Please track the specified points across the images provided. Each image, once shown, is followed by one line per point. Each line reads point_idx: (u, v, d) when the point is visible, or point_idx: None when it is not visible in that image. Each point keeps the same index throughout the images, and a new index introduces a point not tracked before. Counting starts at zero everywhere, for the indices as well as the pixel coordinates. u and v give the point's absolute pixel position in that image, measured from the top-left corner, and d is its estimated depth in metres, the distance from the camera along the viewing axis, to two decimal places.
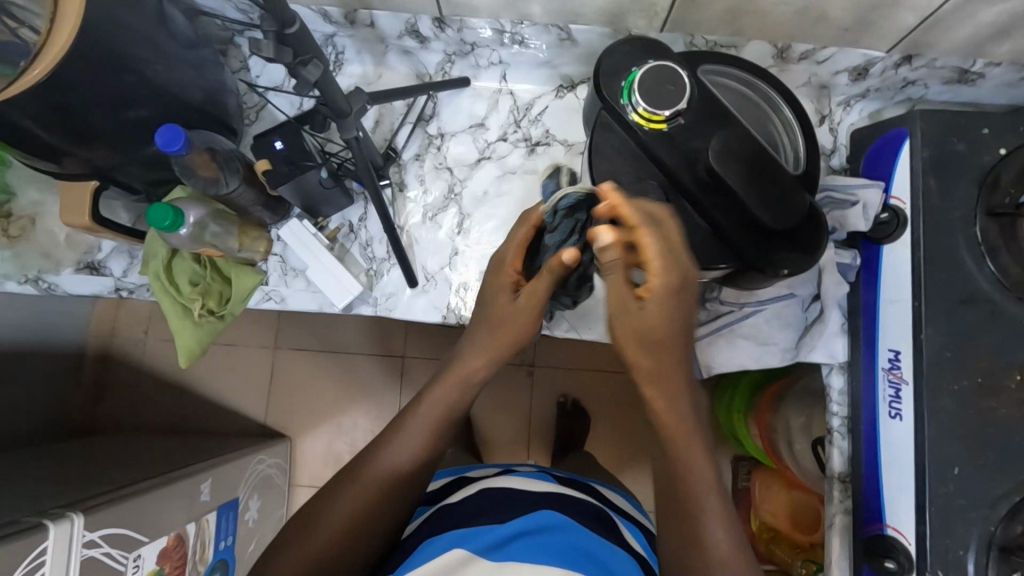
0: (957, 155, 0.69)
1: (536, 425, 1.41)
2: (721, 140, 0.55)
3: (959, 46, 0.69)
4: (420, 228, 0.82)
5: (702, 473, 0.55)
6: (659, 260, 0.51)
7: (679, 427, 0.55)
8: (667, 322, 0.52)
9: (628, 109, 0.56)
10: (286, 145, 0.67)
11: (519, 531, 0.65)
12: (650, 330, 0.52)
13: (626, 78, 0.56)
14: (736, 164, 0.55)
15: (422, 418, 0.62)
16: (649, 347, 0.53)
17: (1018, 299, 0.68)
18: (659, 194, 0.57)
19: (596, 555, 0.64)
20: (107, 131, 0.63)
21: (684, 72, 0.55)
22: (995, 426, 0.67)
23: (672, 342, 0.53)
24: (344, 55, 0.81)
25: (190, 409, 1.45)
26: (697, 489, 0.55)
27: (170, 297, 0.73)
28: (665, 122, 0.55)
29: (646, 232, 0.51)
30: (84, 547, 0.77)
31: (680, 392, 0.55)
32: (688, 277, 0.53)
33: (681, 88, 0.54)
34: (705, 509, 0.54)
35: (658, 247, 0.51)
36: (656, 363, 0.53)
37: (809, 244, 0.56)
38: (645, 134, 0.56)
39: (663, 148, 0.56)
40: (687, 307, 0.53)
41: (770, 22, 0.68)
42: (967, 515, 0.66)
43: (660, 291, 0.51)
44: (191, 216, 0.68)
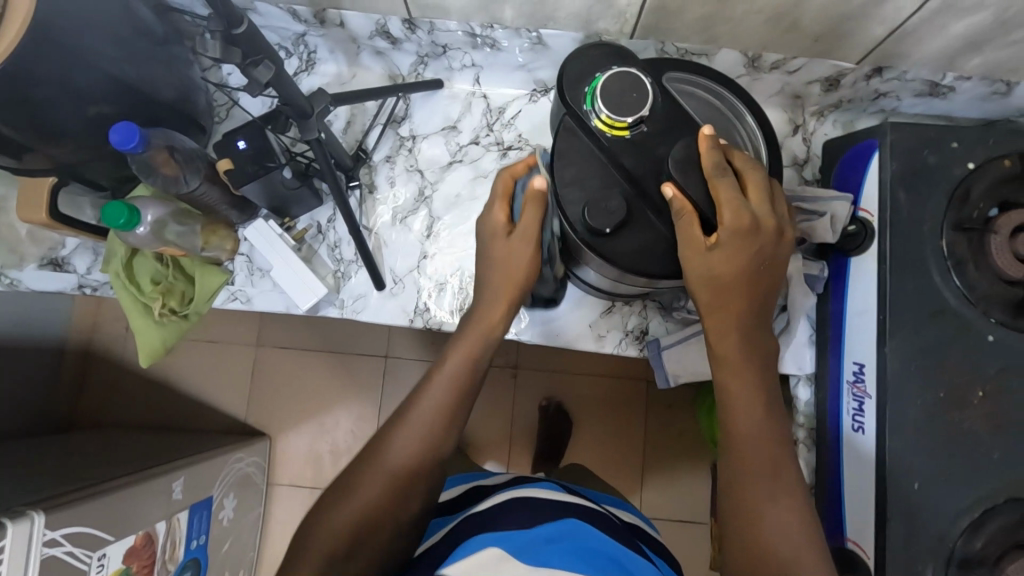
0: (926, 168, 0.69)
1: (517, 431, 1.40)
2: (683, 148, 0.54)
3: (930, 59, 0.68)
4: (389, 230, 0.81)
5: (749, 424, 0.57)
6: (731, 208, 0.53)
7: (740, 377, 0.57)
8: (737, 266, 0.54)
9: (591, 115, 0.54)
10: (249, 145, 0.66)
11: (543, 537, 0.61)
12: (720, 274, 0.54)
13: (589, 84, 0.55)
14: (696, 175, 0.54)
15: (388, 462, 0.60)
16: (716, 288, 0.55)
17: (983, 313, 0.68)
18: (624, 203, 0.53)
19: (623, 563, 0.61)
20: (66, 127, 0.62)
21: (646, 78, 0.53)
22: (958, 441, 0.66)
23: (740, 282, 0.55)
24: (316, 54, 0.80)
25: (169, 406, 1.44)
26: (754, 456, 0.56)
27: (131, 296, 0.72)
28: (627, 130, 0.54)
29: (721, 179, 0.53)
30: (45, 547, 0.76)
31: (739, 335, 0.57)
32: (763, 225, 0.54)
33: (643, 97, 0.53)
34: (751, 460, 0.56)
35: (733, 194, 0.53)
36: (718, 302, 0.55)
37: (769, 258, 0.55)
38: (607, 141, 0.55)
39: (626, 155, 0.54)
40: (765, 249, 0.55)
41: (740, 31, 0.67)
42: (930, 530, 0.65)
43: (730, 235, 0.53)
44: (150, 214, 0.67)
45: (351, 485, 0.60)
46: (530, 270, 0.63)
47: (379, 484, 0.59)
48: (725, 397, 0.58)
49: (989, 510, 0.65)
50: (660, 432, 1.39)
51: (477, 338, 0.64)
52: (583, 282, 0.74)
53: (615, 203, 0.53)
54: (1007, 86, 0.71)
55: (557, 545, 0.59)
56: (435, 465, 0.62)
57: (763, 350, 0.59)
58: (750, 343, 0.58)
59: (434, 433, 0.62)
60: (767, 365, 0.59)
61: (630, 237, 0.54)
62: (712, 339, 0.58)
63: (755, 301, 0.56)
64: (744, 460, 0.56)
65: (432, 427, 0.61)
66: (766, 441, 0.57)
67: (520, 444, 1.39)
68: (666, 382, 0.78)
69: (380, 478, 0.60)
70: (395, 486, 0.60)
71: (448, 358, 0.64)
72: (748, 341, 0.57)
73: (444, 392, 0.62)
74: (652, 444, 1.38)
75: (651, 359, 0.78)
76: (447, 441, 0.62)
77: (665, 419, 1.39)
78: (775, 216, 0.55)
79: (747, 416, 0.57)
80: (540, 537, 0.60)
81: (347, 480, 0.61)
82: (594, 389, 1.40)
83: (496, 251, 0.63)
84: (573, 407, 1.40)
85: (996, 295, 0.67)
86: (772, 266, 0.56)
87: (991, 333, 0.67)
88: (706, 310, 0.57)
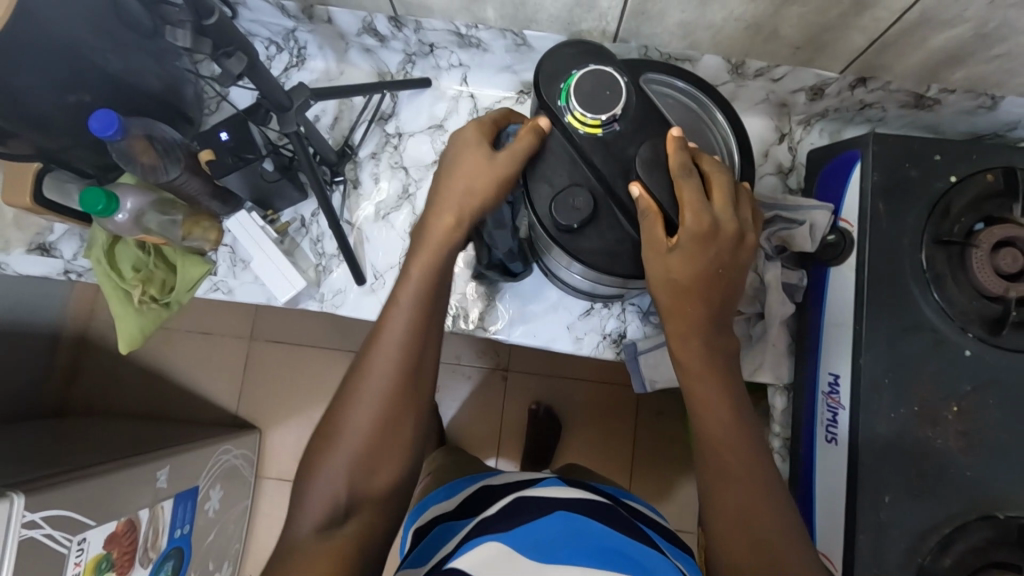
0: (908, 180, 0.69)
1: (506, 432, 1.39)
2: (650, 149, 0.54)
3: (914, 72, 0.68)
4: (372, 226, 0.82)
5: (716, 426, 0.56)
6: (692, 210, 0.53)
7: (706, 379, 0.57)
8: (696, 270, 0.54)
9: (566, 112, 0.54)
10: (231, 136, 0.68)
11: (544, 535, 0.60)
12: (679, 276, 0.54)
13: (565, 80, 0.54)
14: (662, 176, 0.54)
15: (366, 407, 0.58)
16: (675, 290, 0.55)
17: (961, 328, 0.67)
18: (590, 199, 0.54)
19: (623, 552, 0.59)
20: (47, 112, 0.62)
21: (621, 78, 0.53)
22: (930, 456, 0.66)
23: (699, 285, 0.55)
24: (306, 50, 0.81)
25: (160, 396, 1.44)
26: (728, 461, 0.55)
27: (112, 284, 0.74)
28: (600, 127, 0.54)
29: (684, 181, 0.53)
30: (24, 527, 0.76)
31: (701, 336, 0.57)
32: (723, 229, 0.54)
33: (617, 95, 0.53)
34: (724, 464, 0.55)
35: (696, 197, 0.53)
36: (676, 304, 0.55)
37: (729, 261, 0.55)
38: (580, 138, 0.54)
39: (597, 155, 0.54)
40: (722, 253, 0.55)
41: (722, 37, 0.67)
42: (899, 545, 0.65)
43: (690, 238, 0.53)
44: (128, 202, 0.69)
45: (332, 439, 0.58)
46: (489, 198, 0.57)
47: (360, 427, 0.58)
48: (696, 402, 0.57)
49: (959, 527, 0.65)
50: (648, 437, 1.38)
51: (433, 249, 0.59)
52: (564, 283, 0.73)
53: (581, 200, 0.53)
54: (992, 100, 0.71)
55: (566, 544, 0.59)
56: (414, 409, 0.60)
57: (727, 352, 0.58)
58: (713, 347, 0.57)
59: (406, 372, 0.59)
60: (731, 366, 0.59)
61: (596, 234, 0.55)
62: (675, 344, 0.58)
63: (715, 303, 0.56)
64: (717, 466, 0.55)
65: (401, 360, 0.59)
66: (738, 441, 0.56)
67: (510, 445, 1.39)
68: (643, 387, 0.78)
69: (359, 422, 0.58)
70: (380, 432, 0.58)
71: (409, 277, 0.59)
72: (710, 341, 0.57)
73: (406, 322, 0.59)
74: (641, 451, 1.38)
75: (628, 362, 0.78)
76: (423, 369, 0.60)
77: (655, 426, 1.38)
78: (737, 221, 0.54)
79: (715, 418, 0.56)
80: (542, 536, 0.60)
81: (327, 433, 0.59)
82: (584, 393, 1.40)
83: (466, 159, 0.58)
84: (562, 412, 1.39)
85: (975, 311, 0.67)
86: (730, 270, 0.56)
87: (968, 348, 0.67)
88: (666, 313, 0.57)
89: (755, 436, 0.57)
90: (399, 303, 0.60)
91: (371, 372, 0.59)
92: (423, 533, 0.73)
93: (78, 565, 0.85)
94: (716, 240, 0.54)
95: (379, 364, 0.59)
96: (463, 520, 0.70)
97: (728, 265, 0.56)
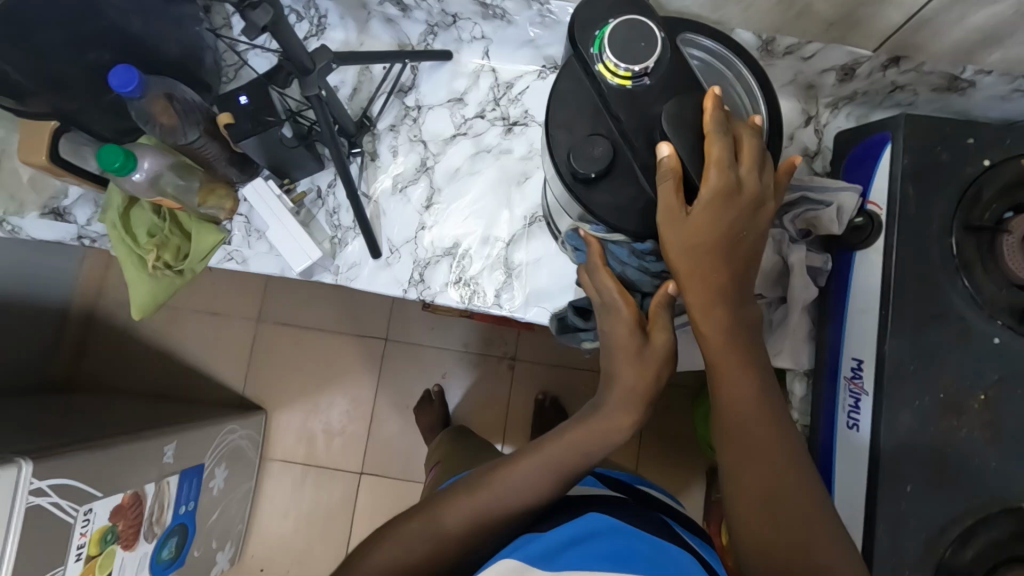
0: (939, 163, 0.67)
1: (513, 419, 1.39)
2: (676, 104, 0.52)
3: (949, 52, 0.66)
4: (388, 199, 0.81)
5: (738, 396, 0.55)
6: (715, 169, 0.51)
7: (729, 350, 0.56)
8: (717, 230, 0.52)
9: (598, 61, 0.53)
10: (250, 100, 0.66)
11: (561, 542, 0.59)
12: (699, 239, 0.53)
13: (599, 29, 0.53)
14: (687, 134, 0.52)
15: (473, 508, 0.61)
16: (695, 254, 0.53)
17: (989, 316, 0.65)
18: (609, 149, 0.53)
19: (647, 553, 0.58)
20: (65, 69, 0.61)
21: (656, 29, 0.52)
22: (955, 446, 0.64)
23: (719, 247, 0.53)
24: (326, 19, 0.80)
25: (167, 373, 1.44)
26: (749, 434, 0.54)
27: (127, 248, 0.73)
28: (631, 79, 0.53)
29: (712, 142, 0.51)
30: (31, 495, 0.75)
31: (722, 304, 0.55)
32: (744, 191, 0.52)
33: (651, 47, 0.52)
34: (746, 437, 0.54)
35: (722, 155, 0.51)
36: (694, 266, 0.54)
37: (749, 229, 0.54)
38: (609, 88, 0.53)
39: (622, 107, 0.53)
40: (743, 216, 0.53)
41: (755, 11, 0.66)
42: (919, 536, 0.63)
43: (709, 198, 0.51)
44: (145, 162, 0.68)
45: (409, 531, 0.62)
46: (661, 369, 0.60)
47: (441, 537, 0.60)
48: (716, 373, 0.56)
49: (981, 519, 0.63)
50: (656, 430, 1.37)
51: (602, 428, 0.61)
52: None
53: (599, 150, 0.53)
54: None
55: (581, 546, 0.58)
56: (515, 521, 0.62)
57: (747, 323, 0.57)
58: (734, 317, 0.56)
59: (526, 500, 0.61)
60: (754, 338, 0.58)
61: (610, 187, 0.54)
62: (694, 313, 0.56)
63: (734, 271, 0.55)
64: (732, 438, 0.55)
65: (497, 512, 0.61)
66: (759, 413, 0.55)
67: (516, 432, 1.38)
68: None
69: (435, 540, 0.60)
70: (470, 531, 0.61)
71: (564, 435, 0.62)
72: (732, 309, 0.56)
73: (544, 465, 0.61)
74: (648, 445, 1.36)
75: None
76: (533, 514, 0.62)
77: (662, 421, 1.37)
78: (760, 185, 0.53)
79: (737, 390, 0.55)
80: (557, 542, 0.59)
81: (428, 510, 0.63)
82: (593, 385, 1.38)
83: (629, 355, 0.59)
84: (568, 400, 1.37)
85: (1004, 299, 0.65)
86: (749, 237, 0.54)
87: (996, 336, 0.65)
88: (682, 281, 0.55)
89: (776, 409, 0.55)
90: (545, 447, 0.62)
91: (493, 483, 0.62)
92: None
93: (85, 536, 0.84)
94: (735, 202, 0.52)
95: (505, 482, 0.61)
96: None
97: (748, 233, 0.54)
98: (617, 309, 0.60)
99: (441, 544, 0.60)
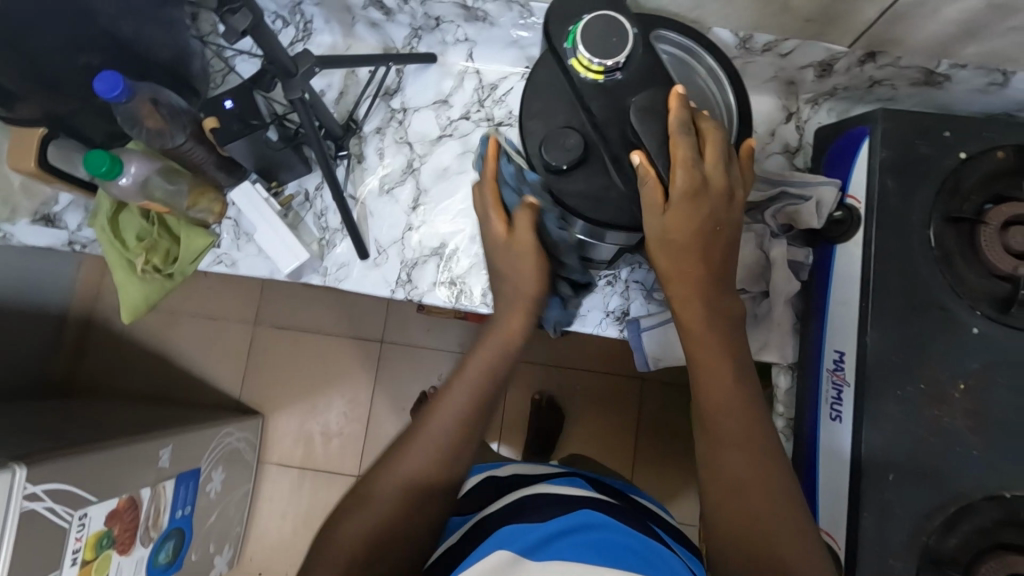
0: (918, 155, 0.68)
1: (508, 419, 1.39)
2: (648, 96, 0.53)
3: (924, 45, 0.67)
4: (375, 200, 0.82)
5: (715, 388, 0.56)
6: (684, 168, 0.51)
7: (708, 341, 0.57)
8: (691, 227, 0.53)
9: (570, 55, 0.54)
10: (236, 104, 0.67)
11: (550, 533, 0.59)
12: (674, 237, 0.54)
13: (573, 25, 0.54)
14: (656, 124, 0.52)
15: (416, 457, 0.62)
16: (671, 252, 0.55)
17: (969, 307, 0.66)
18: (582, 143, 0.54)
19: (637, 550, 0.59)
20: (53, 76, 0.63)
21: (628, 24, 0.53)
22: (937, 434, 0.65)
23: (694, 243, 0.54)
24: (312, 24, 0.81)
25: (163, 378, 1.45)
26: (725, 425, 0.55)
27: (117, 252, 0.74)
28: (603, 74, 0.54)
29: (677, 141, 0.51)
30: (25, 500, 0.76)
31: (701, 296, 0.56)
32: (712, 185, 0.53)
33: (623, 42, 0.53)
34: (723, 429, 0.55)
35: (689, 154, 0.51)
36: (672, 262, 0.55)
37: (719, 221, 0.55)
38: (581, 83, 0.54)
39: (597, 102, 0.54)
40: (714, 211, 0.54)
41: (732, 10, 0.67)
42: (903, 524, 0.64)
43: (681, 197, 0.52)
44: (133, 167, 0.69)
45: (358, 508, 0.61)
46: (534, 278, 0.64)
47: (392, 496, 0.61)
48: (697, 366, 0.58)
49: (963, 507, 0.64)
50: (651, 429, 1.37)
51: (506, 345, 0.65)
52: None
53: (572, 141, 0.53)
54: (1004, 77, 0.70)
55: (570, 539, 0.59)
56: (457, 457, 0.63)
57: (728, 312, 0.58)
58: (714, 308, 0.57)
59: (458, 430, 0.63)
60: (734, 328, 0.58)
61: (584, 177, 0.55)
62: (676, 306, 0.57)
63: (712, 262, 0.56)
64: (712, 430, 0.56)
65: (445, 449, 0.62)
66: (736, 405, 0.56)
67: (511, 432, 1.39)
68: (646, 366, 0.78)
69: (383, 506, 0.60)
70: (422, 482, 0.62)
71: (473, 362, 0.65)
72: (711, 300, 0.57)
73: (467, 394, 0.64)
74: (643, 442, 1.37)
75: (631, 341, 0.78)
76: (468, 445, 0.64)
77: (658, 418, 1.37)
78: (727, 178, 0.54)
79: (716, 381, 0.56)
80: (546, 532, 0.59)
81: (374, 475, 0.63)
82: (587, 383, 1.39)
83: (499, 260, 0.64)
84: (562, 399, 1.39)
85: (984, 288, 0.66)
86: (723, 228, 0.55)
87: (977, 326, 0.66)
88: (665, 278, 0.57)
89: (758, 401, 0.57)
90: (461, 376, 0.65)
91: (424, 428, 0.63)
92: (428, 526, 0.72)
93: (80, 540, 0.84)
94: (704, 197, 0.53)
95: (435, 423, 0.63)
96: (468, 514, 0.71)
97: (721, 224, 0.55)
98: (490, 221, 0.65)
99: (398, 500, 0.61)
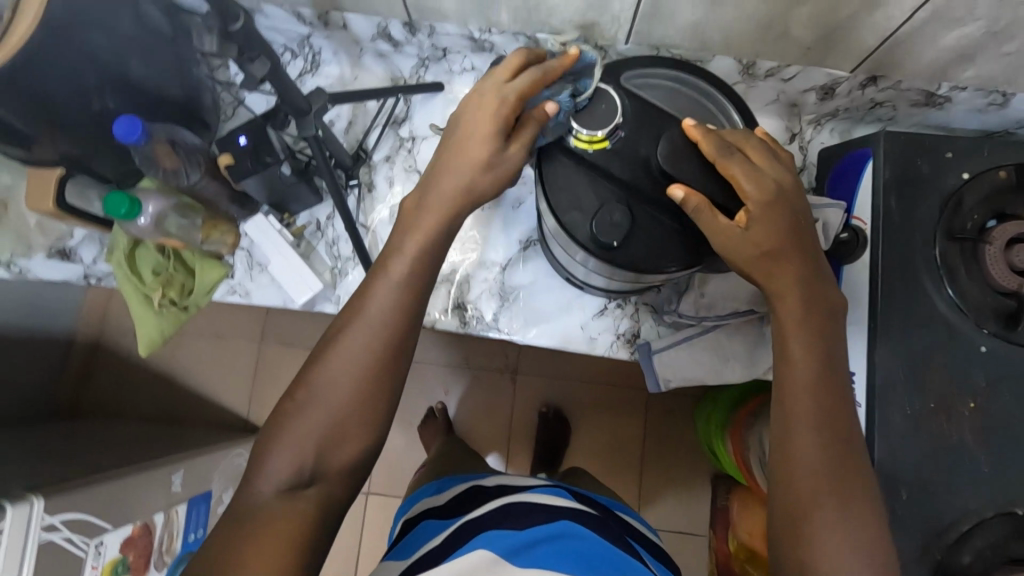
0: (921, 175, 0.69)
1: (515, 431, 1.39)
2: (667, 143, 0.55)
3: (924, 69, 0.68)
4: (386, 227, 0.83)
5: (808, 376, 0.55)
6: (748, 180, 0.54)
7: (802, 332, 0.56)
8: (776, 228, 0.55)
9: (569, 136, 0.56)
10: (249, 140, 0.68)
11: (534, 538, 0.61)
12: (764, 243, 0.55)
13: None
14: (688, 159, 0.55)
15: (338, 365, 0.55)
16: (766, 257, 0.55)
17: (976, 324, 0.67)
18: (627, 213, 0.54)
19: (612, 559, 0.61)
20: (69, 118, 0.64)
21: (611, 92, 0.56)
22: (947, 451, 0.66)
23: (784, 240, 0.56)
24: (321, 55, 0.82)
25: (171, 400, 1.45)
26: (807, 408, 0.54)
27: (133, 287, 0.75)
28: (606, 140, 0.55)
29: (726, 162, 0.54)
30: (44, 531, 0.76)
31: (797, 286, 0.56)
32: (778, 182, 0.55)
33: (612, 107, 0.55)
34: (806, 411, 0.54)
35: (742, 168, 0.54)
36: (771, 268, 0.56)
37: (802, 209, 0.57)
38: (591, 156, 0.55)
39: (614, 164, 0.55)
40: (789, 206, 0.56)
41: (734, 38, 0.69)
42: (916, 542, 0.65)
43: (756, 206, 0.54)
44: (150, 206, 0.69)
45: (290, 419, 0.54)
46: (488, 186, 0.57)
47: (316, 414, 0.54)
48: (783, 356, 0.57)
49: (975, 523, 0.65)
50: (659, 439, 1.38)
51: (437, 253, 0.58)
52: (581, 283, 0.74)
53: (619, 216, 0.53)
54: (1004, 98, 0.71)
55: (552, 545, 0.60)
56: (386, 370, 0.56)
57: (824, 301, 0.58)
58: (810, 300, 0.57)
59: (388, 336, 0.56)
60: (834, 323, 0.58)
61: (640, 239, 0.55)
62: (773, 303, 0.57)
63: (802, 253, 0.57)
64: (792, 408, 0.55)
65: (366, 351, 0.55)
66: (821, 390, 0.55)
67: (518, 445, 1.39)
68: (659, 387, 0.79)
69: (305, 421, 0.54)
70: (349, 396, 0.54)
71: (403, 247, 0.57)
72: (807, 291, 0.57)
73: (396, 289, 0.56)
74: (651, 452, 1.38)
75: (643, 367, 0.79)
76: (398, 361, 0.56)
77: (665, 428, 1.38)
78: (784, 172, 0.56)
79: (805, 368, 0.55)
80: (530, 539, 0.61)
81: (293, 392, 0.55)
82: (594, 394, 1.40)
83: (475, 150, 0.56)
84: (569, 412, 1.39)
85: (990, 306, 0.67)
86: (802, 218, 0.57)
87: (983, 345, 0.67)
88: (763, 279, 0.56)
89: (837, 383, 0.56)
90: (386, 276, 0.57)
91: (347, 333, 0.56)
92: (411, 528, 0.73)
93: (96, 568, 0.85)
94: (776, 194, 0.55)
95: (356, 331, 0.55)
96: (447, 520, 0.69)
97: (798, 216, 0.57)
98: (500, 101, 0.55)
99: (323, 415, 0.54)
